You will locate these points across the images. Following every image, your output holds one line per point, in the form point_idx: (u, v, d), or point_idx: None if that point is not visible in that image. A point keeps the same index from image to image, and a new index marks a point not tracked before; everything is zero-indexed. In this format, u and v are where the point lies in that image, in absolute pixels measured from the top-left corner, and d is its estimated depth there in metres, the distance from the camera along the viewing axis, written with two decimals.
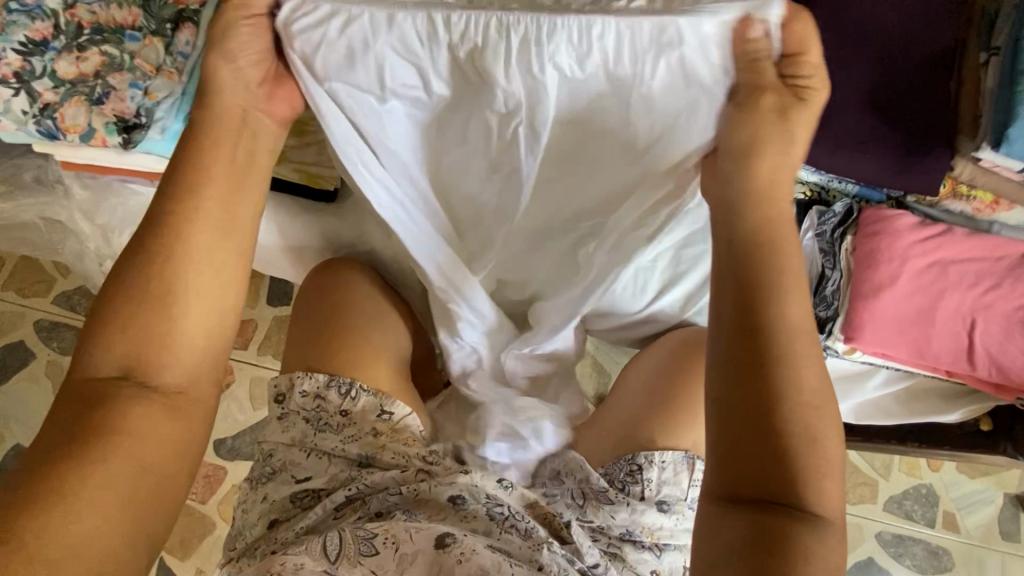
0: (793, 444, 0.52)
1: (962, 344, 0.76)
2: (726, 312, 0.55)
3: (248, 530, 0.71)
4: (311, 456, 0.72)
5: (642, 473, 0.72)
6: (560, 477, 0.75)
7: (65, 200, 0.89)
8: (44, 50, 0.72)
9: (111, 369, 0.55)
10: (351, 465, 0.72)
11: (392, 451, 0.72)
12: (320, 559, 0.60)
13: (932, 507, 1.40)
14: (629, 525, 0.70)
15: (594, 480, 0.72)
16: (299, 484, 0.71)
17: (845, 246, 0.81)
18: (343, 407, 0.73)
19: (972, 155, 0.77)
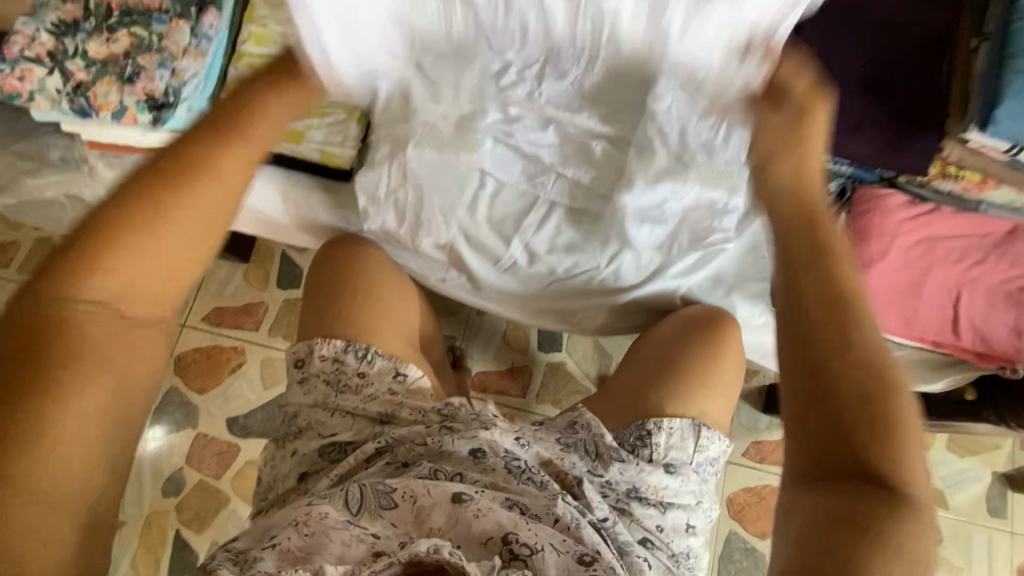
0: (881, 449, 0.44)
1: (948, 315, 0.80)
2: (809, 286, 0.49)
3: (280, 479, 0.75)
4: (335, 415, 0.76)
5: (651, 437, 0.76)
6: (573, 428, 0.78)
7: (90, 180, 0.93)
8: (75, 32, 0.76)
9: (88, 295, 0.48)
10: (374, 422, 0.76)
11: (410, 407, 0.76)
12: (342, 508, 0.60)
13: None
14: (635, 483, 0.74)
15: (606, 438, 0.76)
16: (326, 439, 0.74)
17: (839, 223, 0.84)
18: (361, 369, 0.78)
19: (960, 136, 0.80)
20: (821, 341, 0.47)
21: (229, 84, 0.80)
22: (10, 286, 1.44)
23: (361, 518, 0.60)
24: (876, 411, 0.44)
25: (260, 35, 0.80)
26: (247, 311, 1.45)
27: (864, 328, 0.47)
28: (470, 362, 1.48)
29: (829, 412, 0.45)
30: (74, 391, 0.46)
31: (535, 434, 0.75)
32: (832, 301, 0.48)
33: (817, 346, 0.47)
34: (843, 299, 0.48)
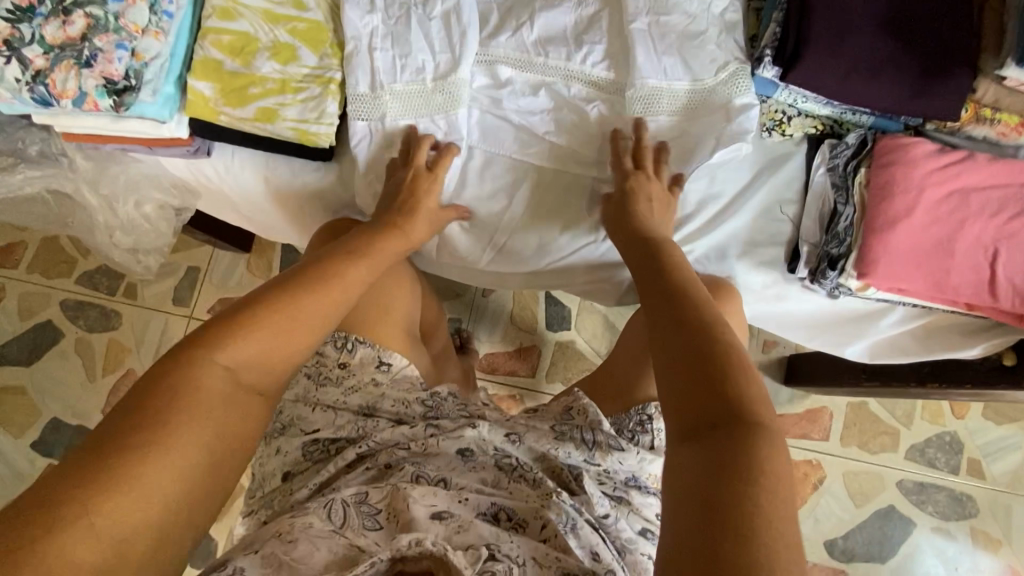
0: (707, 333, 0.53)
1: (983, 275, 0.72)
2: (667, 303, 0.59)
3: (268, 478, 0.74)
4: (316, 410, 0.73)
5: (651, 423, 0.73)
6: (569, 414, 0.74)
7: (71, 173, 0.91)
8: (31, 16, 0.72)
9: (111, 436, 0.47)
10: (355, 416, 0.73)
11: (392, 399, 0.73)
12: (326, 518, 0.60)
13: (955, 454, 1.37)
14: (634, 471, 0.72)
15: (604, 425, 0.72)
16: (309, 436, 0.72)
17: (858, 179, 0.78)
18: (342, 360, 0.75)
19: (995, 73, 0.72)
20: (690, 342, 0.53)
21: (195, 65, 0.77)
22: (20, 286, 1.45)
23: (344, 531, 0.58)
24: (725, 384, 0.49)
25: (225, 10, 0.78)
26: None
27: (698, 294, 0.59)
28: (477, 344, 1.44)
29: (682, 389, 0.51)
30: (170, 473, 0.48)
31: (529, 423, 0.72)
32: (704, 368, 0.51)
33: (698, 379, 0.50)
34: (674, 268, 0.64)
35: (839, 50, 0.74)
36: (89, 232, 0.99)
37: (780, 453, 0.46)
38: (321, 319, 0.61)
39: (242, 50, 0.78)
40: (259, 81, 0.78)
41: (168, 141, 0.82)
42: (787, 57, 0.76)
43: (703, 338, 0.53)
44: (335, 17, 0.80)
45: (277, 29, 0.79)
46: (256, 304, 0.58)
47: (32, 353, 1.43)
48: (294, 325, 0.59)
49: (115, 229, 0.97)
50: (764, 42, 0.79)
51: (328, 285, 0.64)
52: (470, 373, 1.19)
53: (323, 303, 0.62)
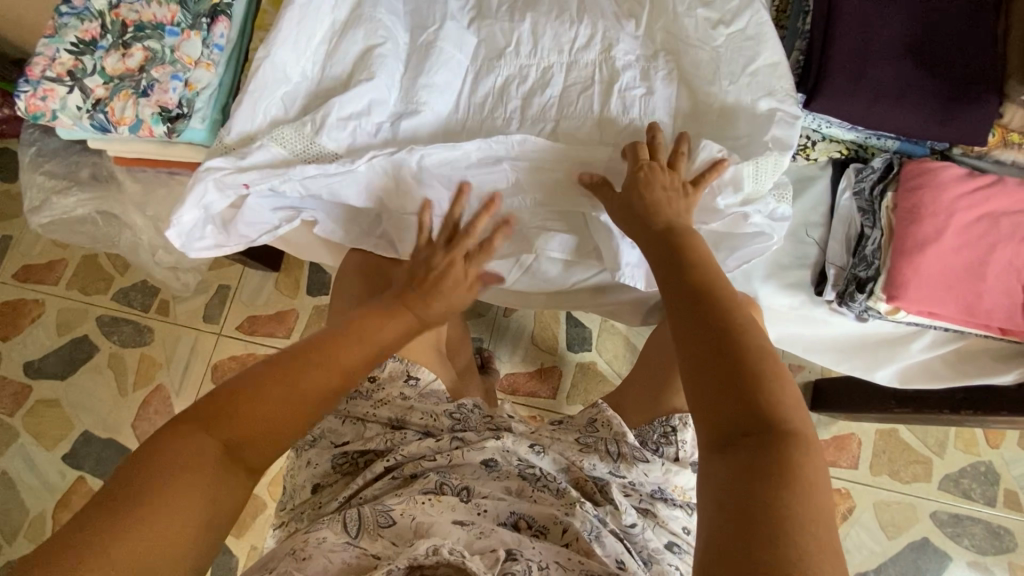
0: (718, 299, 0.54)
1: (1016, 299, 0.71)
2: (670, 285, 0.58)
3: (298, 491, 0.76)
4: (346, 423, 0.76)
5: (676, 434, 0.73)
6: (593, 427, 0.76)
7: (120, 194, 0.95)
8: (93, 49, 0.77)
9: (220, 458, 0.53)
10: (385, 427, 0.75)
11: (420, 412, 0.75)
12: (345, 530, 0.61)
13: (992, 485, 1.33)
14: (660, 483, 0.72)
15: (629, 438, 0.73)
16: (338, 449, 0.74)
17: (885, 203, 0.78)
18: (372, 373, 0.76)
19: (1021, 99, 0.73)
20: (716, 338, 0.51)
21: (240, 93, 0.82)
22: (58, 303, 1.51)
23: (361, 540, 0.59)
24: (742, 374, 0.49)
25: None
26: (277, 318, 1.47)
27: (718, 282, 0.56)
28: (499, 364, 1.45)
29: (700, 352, 0.51)
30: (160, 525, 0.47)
31: (553, 435, 0.75)
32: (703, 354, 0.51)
33: (706, 355, 0.51)
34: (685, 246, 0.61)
35: (862, 77, 0.76)
36: (132, 250, 1.04)
37: (817, 465, 0.46)
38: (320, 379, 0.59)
39: None
40: None
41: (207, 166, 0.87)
42: (809, 85, 0.78)
43: (705, 322, 0.52)
44: None
45: None
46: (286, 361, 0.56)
47: (68, 367, 1.48)
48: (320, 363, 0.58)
49: (158, 248, 1.01)
50: None
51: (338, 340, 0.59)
52: (492, 393, 1.20)
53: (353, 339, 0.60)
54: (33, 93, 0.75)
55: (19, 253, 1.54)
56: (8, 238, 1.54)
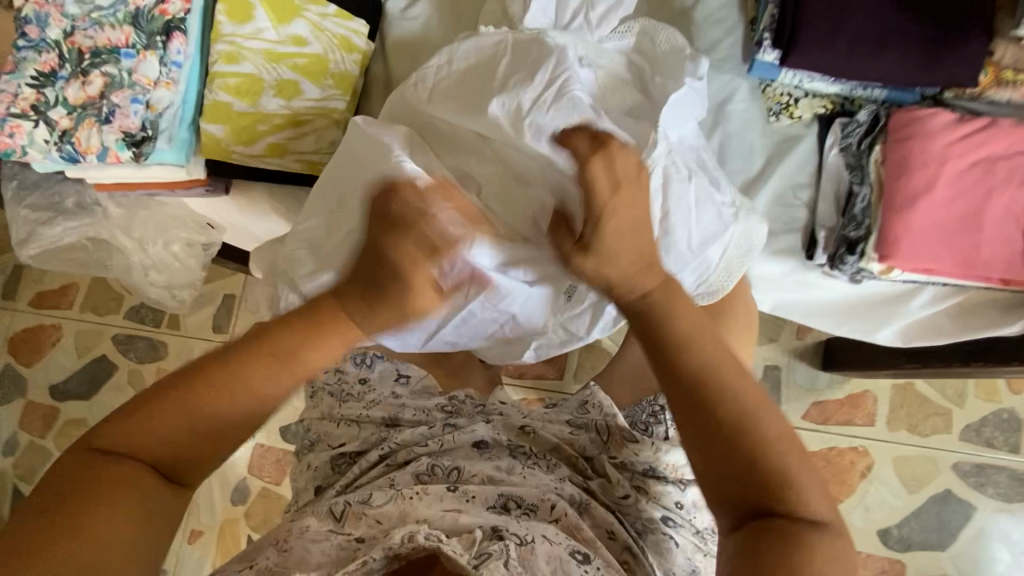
0: (714, 386, 0.49)
1: (1016, 247, 0.68)
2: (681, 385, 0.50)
3: (301, 491, 0.76)
4: (340, 425, 0.75)
5: (665, 412, 0.72)
6: (585, 409, 0.73)
7: (105, 221, 0.96)
8: (54, 80, 0.77)
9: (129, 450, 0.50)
10: (379, 427, 0.74)
11: (412, 408, 0.74)
12: (325, 517, 0.59)
13: (1016, 432, 1.29)
14: (652, 462, 0.69)
15: (618, 419, 0.71)
16: (335, 450, 0.74)
17: (873, 157, 0.75)
18: (362, 375, 0.76)
19: (1013, 34, 0.69)
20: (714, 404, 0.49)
21: (206, 109, 0.82)
22: (74, 326, 1.57)
23: (345, 525, 0.58)
24: (737, 438, 0.49)
25: (230, 54, 0.82)
26: None
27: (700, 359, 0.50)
28: None
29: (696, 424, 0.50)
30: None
31: (545, 417, 0.73)
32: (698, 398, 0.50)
33: (698, 419, 0.50)
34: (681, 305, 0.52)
35: (838, 29, 0.72)
36: (127, 273, 1.05)
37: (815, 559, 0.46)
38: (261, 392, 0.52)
39: (250, 89, 0.83)
40: (268, 119, 0.83)
41: (188, 183, 0.88)
42: (786, 39, 0.74)
43: (744, 415, 0.49)
44: (335, 47, 0.86)
45: (279, 67, 0.84)
46: (188, 370, 0.51)
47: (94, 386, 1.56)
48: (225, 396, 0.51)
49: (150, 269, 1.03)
50: (763, 26, 0.77)
51: (232, 378, 0.51)
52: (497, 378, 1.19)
53: (248, 390, 0.51)
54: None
55: (31, 280, 1.59)
56: (19, 267, 1.60)
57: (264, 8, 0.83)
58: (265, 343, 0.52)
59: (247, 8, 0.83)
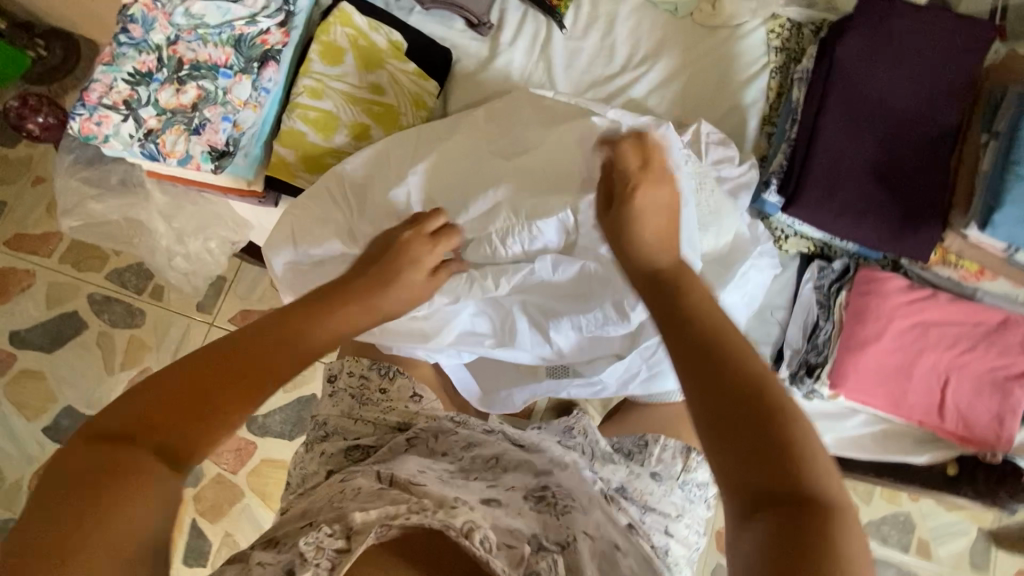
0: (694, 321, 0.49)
1: (935, 398, 0.85)
2: (685, 337, 0.48)
3: (309, 478, 0.80)
4: (357, 422, 0.84)
5: (647, 447, 0.93)
6: (571, 432, 0.92)
7: (146, 203, 1.00)
8: (148, 80, 0.83)
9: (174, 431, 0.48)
10: (393, 429, 0.83)
11: (427, 415, 0.84)
12: (374, 482, 0.66)
13: (908, 533, 1.49)
14: (624, 482, 0.87)
15: (600, 445, 0.91)
16: (351, 442, 0.81)
17: (839, 301, 0.91)
18: (384, 383, 0.87)
19: (960, 230, 0.86)
20: (729, 373, 0.45)
21: (282, 134, 0.89)
22: (49, 276, 1.53)
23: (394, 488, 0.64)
24: (757, 410, 0.44)
25: (314, 90, 0.90)
26: None
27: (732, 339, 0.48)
28: None
29: (724, 415, 0.44)
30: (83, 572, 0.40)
31: (542, 437, 0.88)
32: (708, 361, 0.46)
33: (717, 399, 0.45)
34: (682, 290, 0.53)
35: (831, 194, 0.88)
36: (149, 253, 1.08)
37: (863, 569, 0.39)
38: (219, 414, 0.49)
39: (325, 124, 0.90)
40: (336, 153, 0.91)
41: (243, 192, 0.92)
42: (789, 191, 0.90)
43: (734, 384, 0.45)
44: (409, 103, 0.94)
45: (355, 109, 0.92)
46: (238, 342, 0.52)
47: (57, 341, 1.50)
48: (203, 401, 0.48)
49: (174, 254, 1.07)
50: (773, 171, 0.93)
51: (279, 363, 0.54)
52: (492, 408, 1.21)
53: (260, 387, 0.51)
54: (89, 117, 0.81)
55: (12, 220, 1.55)
56: (2, 205, 1.55)
57: (354, 58, 0.92)
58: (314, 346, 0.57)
59: (339, 53, 0.91)
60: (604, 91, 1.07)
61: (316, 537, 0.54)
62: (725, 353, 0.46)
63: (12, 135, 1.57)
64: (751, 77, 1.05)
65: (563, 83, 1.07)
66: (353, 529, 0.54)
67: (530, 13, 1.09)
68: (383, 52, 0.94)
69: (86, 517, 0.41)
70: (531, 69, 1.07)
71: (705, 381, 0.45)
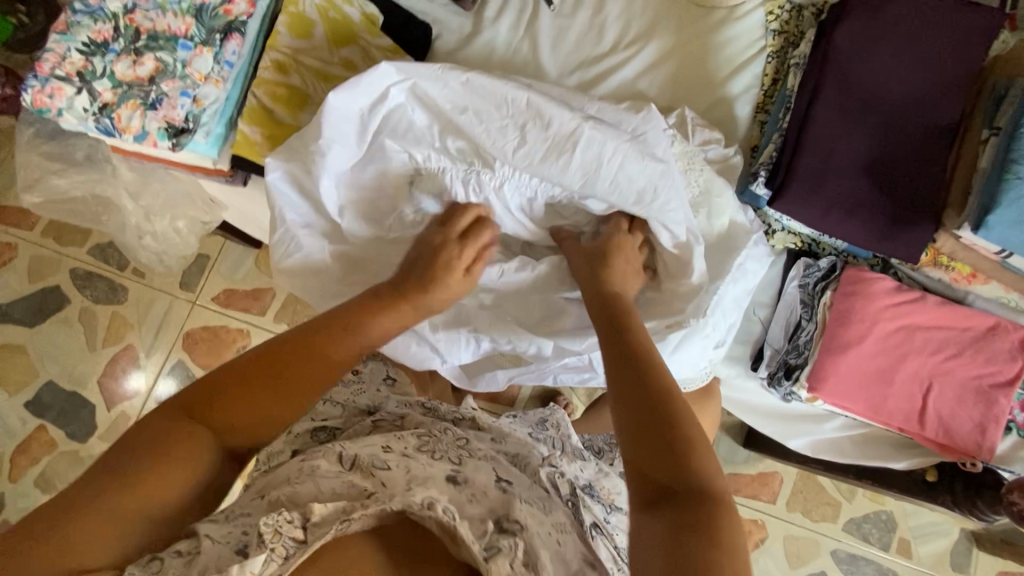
0: (642, 357, 0.63)
1: (916, 405, 0.82)
2: (626, 384, 0.61)
3: (274, 456, 0.78)
4: (327, 403, 0.82)
5: (620, 446, 0.92)
6: (544, 425, 0.90)
7: (112, 179, 0.97)
8: (104, 51, 0.79)
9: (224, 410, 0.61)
10: (362, 412, 0.82)
11: (396, 400, 0.83)
12: (334, 464, 0.64)
13: (889, 532, 1.48)
14: (591, 480, 0.84)
15: (572, 440, 0.88)
16: (318, 422, 0.80)
17: (823, 301, 0.87)
18: (355, 366, 0.88)
19: (954, 230, 0.82)
20: (657, 420, 0.57)
21: (245, 110, 0.85)
22: (31, 249, 1.50)
23: (351, 473, 0.63)
24: (678, 450, 0.55)
25: (281, 65, 0.86)
26: (253, 296, 1.48)
27: (669, 392, 0.60)
28: None
29: (654, 446, 0.56)
30: (98, 521, 0.51)
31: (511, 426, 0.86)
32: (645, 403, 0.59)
33: (650, 434, 0.56)
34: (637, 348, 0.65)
35: (820, 189, 0.84)
36: (119, 230, 1.05)
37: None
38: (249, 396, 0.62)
39: (293, 101, 0.86)
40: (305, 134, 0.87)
41: (209, 170, 0.89)
42: (777, 184, 0.86)
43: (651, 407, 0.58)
44: None
45: (326, 86, 0.88)
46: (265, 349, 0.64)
47: (37, 316, 1.48)
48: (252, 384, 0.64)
49: (145, 233, 1.04)
50: (761, 162, 0.90)
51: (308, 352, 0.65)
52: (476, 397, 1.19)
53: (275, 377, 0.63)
54: (41, 89, 0.77)
55: None
56: None
57: (325, 32, 0.87)
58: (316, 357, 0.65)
59: (308, 26, 0.87)
60: (593, 72, 1.02)
61: (276, 520, 0.50)
62: (658, 402, 0.58)
63: None
64: (746, 61, 1.00)
65: (549, 63, 1.02)
66: (311, 520, 0.52)
67: None
68: (356, 26, 0.88)
69: (117, 486, 0.53)
70: (517, 47, 1.02)
71: (637, 417, 0.58)
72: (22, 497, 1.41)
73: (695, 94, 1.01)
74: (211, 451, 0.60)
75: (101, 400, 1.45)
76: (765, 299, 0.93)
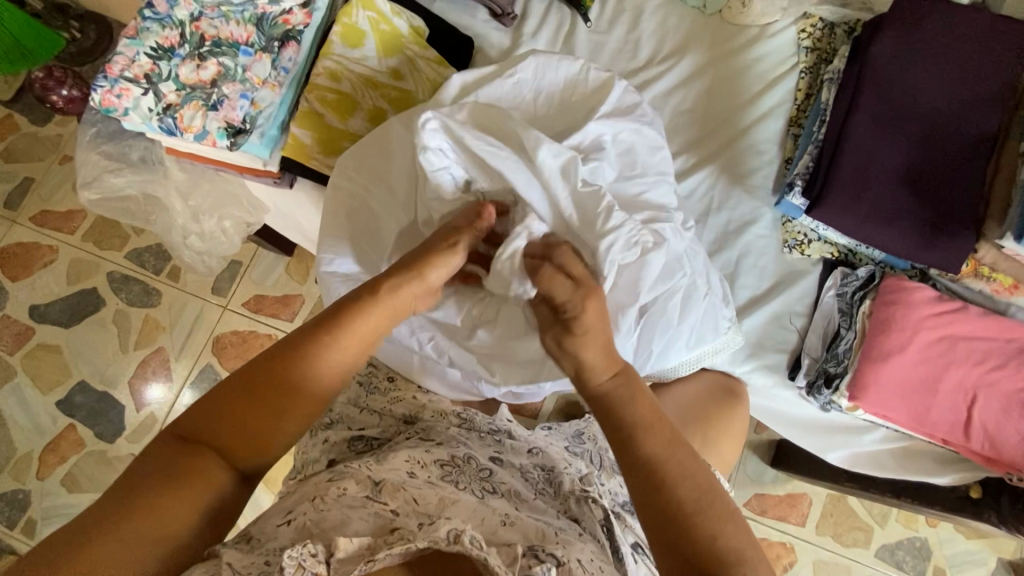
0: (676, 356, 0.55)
1: (960, 416, 0.81)
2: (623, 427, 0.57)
3: (309, 464, 0.77)
4: (363, 412, 0.82)
5: None
6: (580, 438, 0.88)
7: (164, 180, 1.01)
8: (170, 56, 0.84)
9: (216, 418, 0.59)
10: (398, 422, 0.81)
11: (433, 410, 0.81)
12: (363, 485, 0.60)
13: (924, 560, 1.42)
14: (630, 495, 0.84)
15: (608, 453, 0.87)
16: (355, 433, 0.79)
17: (862, 310, 0.88)
18: (391, 374, 0.86)
19: (996, 241, 0.82)
20: (666, 483, 0.54)
21: (298, 114, 0.87)
22: (71, 252, 1.55)
23: (382, 494, 0.59)
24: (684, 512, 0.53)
25: (334, 72, 0.88)
26: (282, 302, 1.51)
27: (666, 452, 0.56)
28: None
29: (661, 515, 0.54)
30: (122, 543, 0.51)
31: (548, 440, 0.83)
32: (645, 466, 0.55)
33: (646, 491, 0.55)
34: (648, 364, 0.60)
35: (859, 199, 0.85)
36: (166, 230, 1.09)
37: None
38: (264, 406, 0.60)
39: (343, 106, 0.89)
40: (353, 137, 0.89)
41: (259, 171, 0.91)
42: (814, 193, 0.87)
43: (665, 491, 0.54)
44: (426, 89, 0.93)
45: (374, 94, 0.91)
46: (287, 345, 0.61)
47: (73, 317, 1.52)
48: (301, 380, 0.61)
49: (190, 233, 1.08)
50: (797, 172, 0.91)
51: (320, 354, 0.61)
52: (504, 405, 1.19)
53: (315, 389, 0.62)
54: (110, 89, 0.81)
55: (38, 196, 1.57)
56: (29, 180, 1.58)
57: (375, 42, 0.90)
58: (337, 364, 0.63)
59: (360, 36, 0.89)
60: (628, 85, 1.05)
61: (300, 553, 0.47)
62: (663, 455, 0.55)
63: (45, 115, 1.61)
64: (778, 77, 1.03)
65: None
66: (335, 556, 0.48)
67: (555, 5, 1.08)
68: (404, 38, 0.92)
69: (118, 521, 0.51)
70: None
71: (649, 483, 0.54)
72: (48, 497, 1.42)
73: (729, 106, 1.03)
74: (226, 485, 0.58)
75: (131, 401, 1.47)
76: (803, 308, 0.93)
